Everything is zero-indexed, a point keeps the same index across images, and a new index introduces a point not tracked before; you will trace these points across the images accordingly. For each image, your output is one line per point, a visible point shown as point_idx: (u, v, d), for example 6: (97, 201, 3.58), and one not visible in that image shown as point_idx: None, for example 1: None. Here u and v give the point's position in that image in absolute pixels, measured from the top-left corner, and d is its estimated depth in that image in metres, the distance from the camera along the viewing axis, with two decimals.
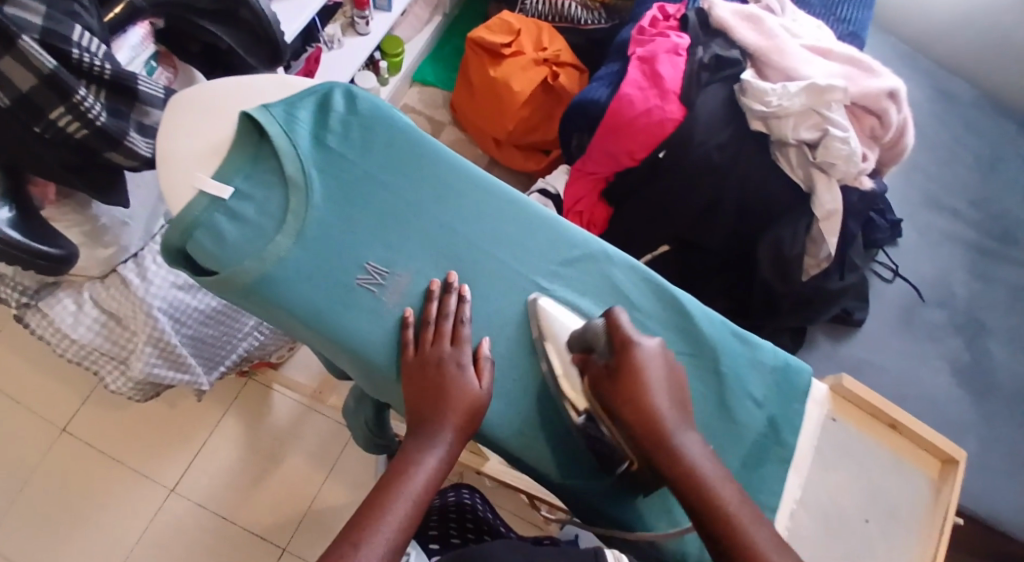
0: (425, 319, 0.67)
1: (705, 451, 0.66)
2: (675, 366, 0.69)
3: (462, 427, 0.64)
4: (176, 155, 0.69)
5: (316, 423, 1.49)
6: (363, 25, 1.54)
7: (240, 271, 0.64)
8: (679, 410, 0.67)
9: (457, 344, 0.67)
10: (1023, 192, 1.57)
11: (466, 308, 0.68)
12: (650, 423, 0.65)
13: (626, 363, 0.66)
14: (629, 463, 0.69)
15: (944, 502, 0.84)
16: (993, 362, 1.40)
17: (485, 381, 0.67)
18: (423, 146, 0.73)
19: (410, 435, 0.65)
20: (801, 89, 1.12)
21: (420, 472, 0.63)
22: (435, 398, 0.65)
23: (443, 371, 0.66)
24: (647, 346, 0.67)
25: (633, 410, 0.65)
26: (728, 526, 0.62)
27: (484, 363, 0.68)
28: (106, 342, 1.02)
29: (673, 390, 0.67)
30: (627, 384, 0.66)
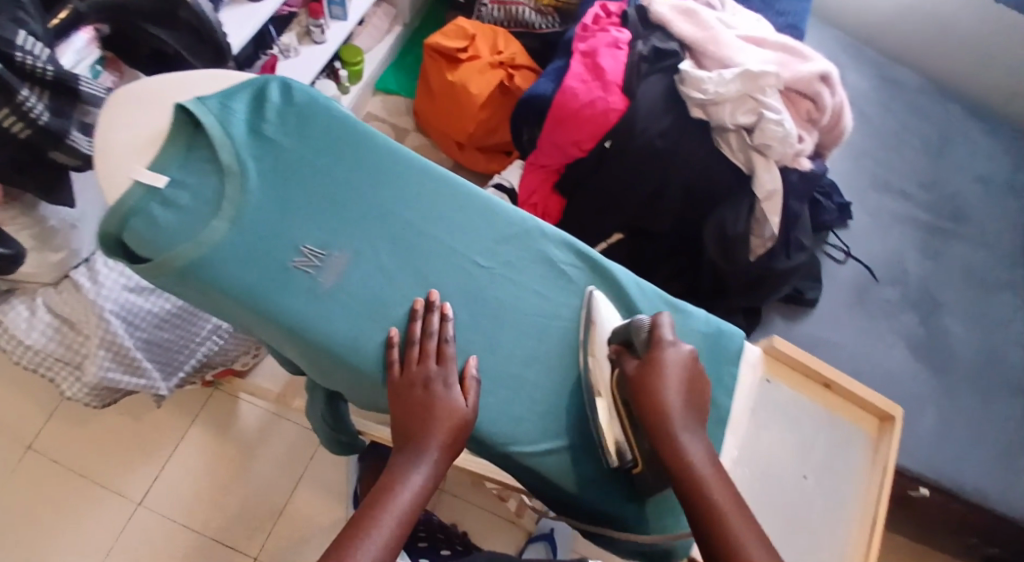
0: (410, 339, 0.71)
1: (708, 457, 0.69)
2: (700, 375, 0.73)
3: (446, 447, 0.67)
4: (112, 149, 0.72)
5: (284, 430, 1.50)
6: (319, 33, 1.58)
7: (175, 255, 0.67)
8: (689, 414, 0.70)
9: (443, 364, 0.71)
10: (970, 172, 1.62)
11: (449, 327, 0.72)
12: (659, 417, 0.69)
13: (653, 357, 0.71)
14: (634, 464, 0.74)
15: (882, 458, 0.92)
16: (948, 336, 1.43)
17: (472, 401, 0.70)
18: (358, 133, 0.77)
19: (400, 454, 0.68)
20: (735, 76, 1.18)
21: (406, 488, 0.66)
22: (421, 416, 0.68)
23: (430, 389, 0.69)
24: (679, 350, 0.72)
25: (647, 401, 0.70)
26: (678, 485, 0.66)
27: (470, 382, 0.71)
28: (60, 347, 1.05)
29: (692, 394, 0.71)
30: (648, 376, 0.70)
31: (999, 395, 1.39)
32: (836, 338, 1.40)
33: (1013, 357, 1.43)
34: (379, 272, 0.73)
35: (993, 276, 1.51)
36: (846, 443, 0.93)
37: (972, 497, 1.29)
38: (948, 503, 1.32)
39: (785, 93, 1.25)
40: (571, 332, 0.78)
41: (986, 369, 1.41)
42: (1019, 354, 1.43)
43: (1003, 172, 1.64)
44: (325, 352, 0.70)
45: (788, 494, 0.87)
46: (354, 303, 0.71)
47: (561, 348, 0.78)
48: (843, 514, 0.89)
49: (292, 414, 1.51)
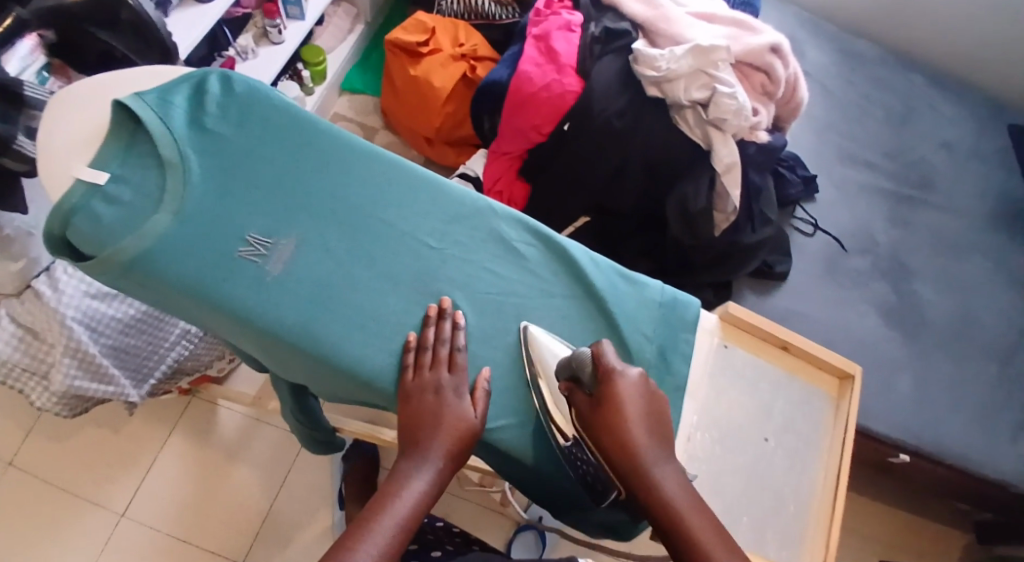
0: (423, 344, 0.74)
1: (681, 481, 0.69)
2: (655, 398, 0.73)
3: (451, 454, 0.70)
4: (54, 149, 0.76)
5: (265, 434, 1.44)
6: (276, 34, 1.58)
7: (118, 250, 0.70)
8: (656, 440, 0.71)
9: (454, 371, 0.73)
10: (933, 139, 1.63)
11: (461, 336, 0.75)
12: (629, 454, 0.69)
13: (607, 392, 0.71)
14: (617, 492, 0.74)
15: (843, 413, 0.99)
16: (921, 300, 1.44)
17: (480, 408, 0.73)
18: (300, 121, 0.80)
19: (405, 457, 0.71)
20: (686, 52, 1.19)
21: (411, 489, 0.68)
22: (430, 422, 0.71)
23: (439, 396, 0.72)
24: (630, 377, 0.72)
25: (610, 438, 0.70)
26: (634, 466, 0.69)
27: (479, 390, 0.74)
28: (25, 356, 1.05)
29: (651, 420, 0.72)
30: (606, 413, 0.71)
31: (973, 358, 1.40)
32: (811, 308, 1.39)
33: (986, 320, 1.44)
34: (326, 257, 0.75)
35: (962, 241, 1.52)
36: (808, 401, 0.99)
37: (950, 459, 1.30)
38: (929, 469, 1.33)
39: (737, 67, 1.26)
40: (522, 306, 0.79)
41: (959, 333, 1.41)
42: (991, 316, 1.45)
43: (966, 139, 1.66)
44: (274, 338, 0.72)
45: (753, 455, 0.94)
46: (301, 288, 0.73)
47: (514, 325, 0.78)
48: (809, 469, 0.97)
49: (273, 417, 1.45)
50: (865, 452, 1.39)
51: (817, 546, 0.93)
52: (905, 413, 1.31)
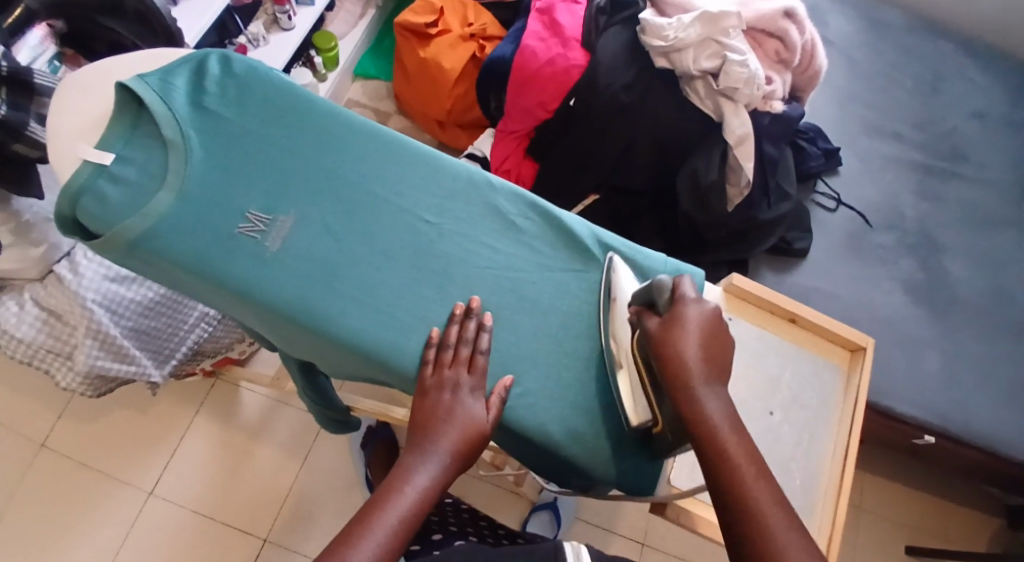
0: (445, 342, 0.74)
1: (726, 414, 0.71)
2: (723, 333, 0.74)
3: (457, 452, 0.72)
4: (63, 132, 0.78)
5: (287, 416, 1.47)
6: (286, 20, 1.59)
7: (122, 229, 0.72)
8: (711, 371, 0.72)
9: (472, 372, 0.74)
10: (963, 108, 1.60)
11: (485, 338, 0.75)
12: (679, 374, 0.71)
13: (676, 315, 0.73)
14: (652, 425, 0.76)
15: (854, 383, 0.99)
16: (949, 276, 1.41)
17: (495, 412, 0.73)
18: (297, 99, 0.81)
19: (411, 450, 0.73)
20: (694, 20, 1.18)
21: (415, 482, 0.71)
22: (443, 419, 0.73)
23: (456, 395, 0.73)
24: (702, 309, 0.74)
25: (667, 355, 0.72)
26: (678, 386, 0.71)
27: (496, 391, 0.74)
28: (49, 339, 1.09)
29: (713, 352, 0.73)
30: (669, 334, 0.73)
31: (1004, 335, 1.36)
32: (832, 285, 1.37)
33: (1019, 294, 1.41)
34: (325, 232, 0.76)
35: (992, 214, 1.49)
36: (817, 375, 1.00)
37: (977, 440, 1.28)
38: (956, 450, 1.31)
39: (749, 34, 1.25)
40: (522, 281, 0.80)
41: (989, 310, 1.38)
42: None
43: (998, 107, 1.61)
44: (274, 312, 0.73)
45: (759, 427, 0.95)
46: (300, 264, 0.75)
47: (513, 298, 0.79)
48: (819, 443, 0.97)
49: (293, 399, 1.47)
50: (889, 433, 1.37)
51: (823, 522, 0.93)
52: (928, 392, 1.30)
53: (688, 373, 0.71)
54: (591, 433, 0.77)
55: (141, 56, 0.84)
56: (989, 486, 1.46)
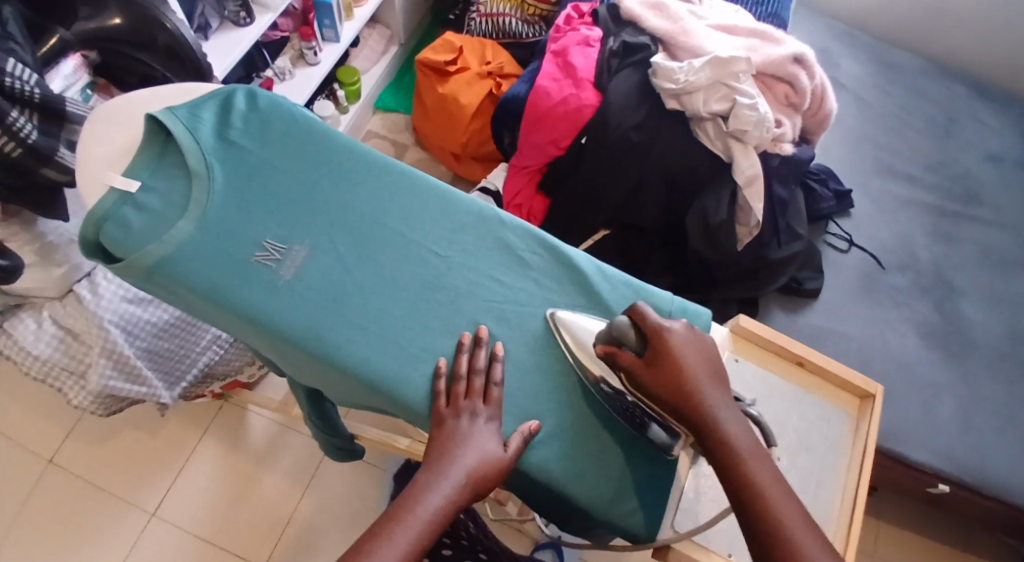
0: (457, 373, 0.76)
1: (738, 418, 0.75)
2: (705, 343, 0.78)
3: (474, 478, 0.72)
4: (93, 160, 0.82)
5: (293, 442, 1.48)
6: (312, 56, 1.65)
7: (142, 254, 0.75)
8: (714, 380, 0.76)
9: (487, 403, 0.76)
10: (977, 152, 1.61)
11: (498, 368, 0.77)
12: (684, 389, 0.74)
13: (661, 347, 0.75)
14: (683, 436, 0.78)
15: (865, 430, 0.99)
16: (965, 319, 1.41)
17: (513, 447, 0.74)
18: (317, 133, 0.84)
19: (426, 470, 0.73)
20: (704, 64, 1.21)
21: (430, 501, 0.71)
22: (459, 443, 0.73)
23: (473, 422, 0.74)
24: (677, 331, 0.77)
25: (672, 386, 0.74)
26: (686, 396, 0.74)
27: (516, 435, 0.75)
28: (65, 356, 1.11)
29: (707, 360, 0.76)
30: (663, 364, 0.75)
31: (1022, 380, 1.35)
32: (844, 326, 1.37)
33: None
34: (337, 263, 0.79)
35: (1010, 258, 1.49)
36: (825, 420, 1.00)
37: (992, 489, 1.26)
38: (974, 499, 1.29)
39: (760, 78, 1.28)
40: (527, 315, 0.82)
41: (1008, 355, 1.38)
42: None
43: (1013, 151, 1.63)
44: (284, 339, 0.75)
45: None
46: (312, 294, 0.77)
47: (518, 332, 0.81)
48: (826, 490, 0.97)
49: (300, 424, 1.48)
50: (905, 480, 1.36)
51: None
52: (942, 439, 1.29)
53: (693, 380, 0.75)
54: (591, 472, 0.77)
55: (170, 89, 0.88)
56: (1010, 536, 1.43)
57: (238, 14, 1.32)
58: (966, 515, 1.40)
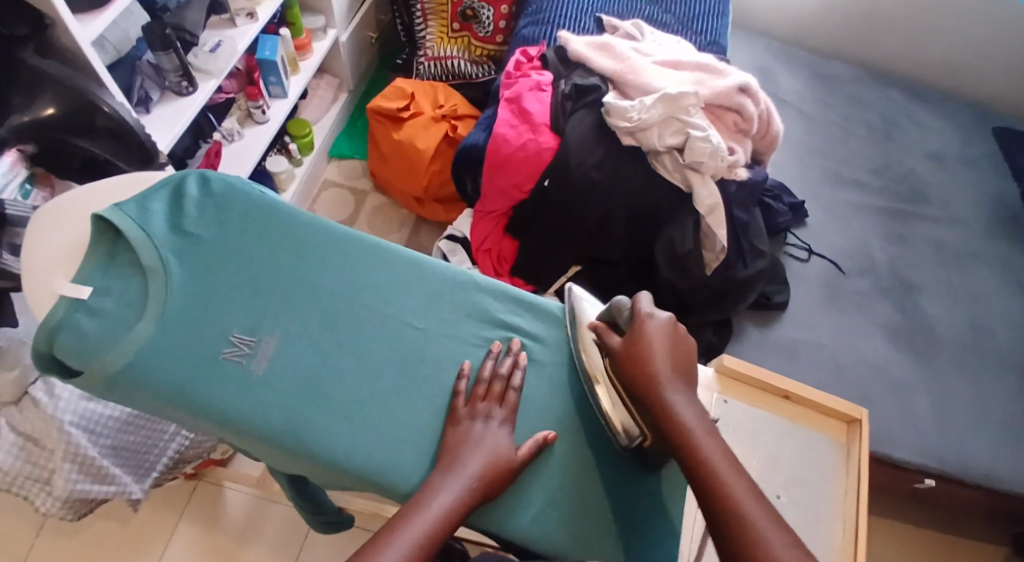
0: (480, 376, 0.79)
1: (699, 416, 0.76)
2: (682, 337, 0.81)
3: (485, 475, 0.73)
4: (39, 267, 0.80)
5: (273, 514, 1.42)
6: (260, 114, 1.62)
7: (102, 365, 0.72)
8: (679, 376, 0.78)
9: (503, 406, 0.78)
10: (920, 151, 1.64)
11: (518, 375, 0.80)
12: (642, 372, 0.78)
13: (636, 331, 0.80)
14: (643, 439, 0.80)
15: (855, 455, 1.02)
16: (927, 315, 1.42)
17: (523, 451, 0.76)
18: (278, 212, 0.83)
19: (441, 471, 0.73)
20: (656, 100, 1.22)
21: (442, 500, 0.70)
22: (474, 444, 0.74)
23: (487, 425, 0.76)
24: (656, 321, 0.80)
25: (635, 368, 0.78)
26: (641, 377, 0.78)
27: (530, 441, 0.77)
28: (26, 464, 1.06)
29: (678, 353, 0.79)
30: (632, 344, 0.79)
31: (989, 369, 1.37)
32: (813, 336, 1.37)
33: (999, 329, 1.41)
34: (310, 349, 0.77)
35: (963, 251, 1.50)
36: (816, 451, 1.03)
37: (977, 481, 1.26)
38: (959, 490, 1.30)
39: (708, 109, 1.29)
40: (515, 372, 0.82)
41: (971, 347, 1.39)
42: (1004, 326, 1.42)
43: (953, 147, 1.66)
44: (261, 440, 0.73)
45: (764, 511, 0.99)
46: (285, 385, 0.75)
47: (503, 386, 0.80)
48: (826, 523, 1.00)
49: (280, 495, 1.43)
50: (891, 479, 1.37)
51: None
52: (922, 437, 1.29)
53: (649, 361, 0.78)
54: (577, 519, 0.78)
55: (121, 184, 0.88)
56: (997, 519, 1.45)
57: (181, 85, 1.28)
58: (952, 505, 1.42)
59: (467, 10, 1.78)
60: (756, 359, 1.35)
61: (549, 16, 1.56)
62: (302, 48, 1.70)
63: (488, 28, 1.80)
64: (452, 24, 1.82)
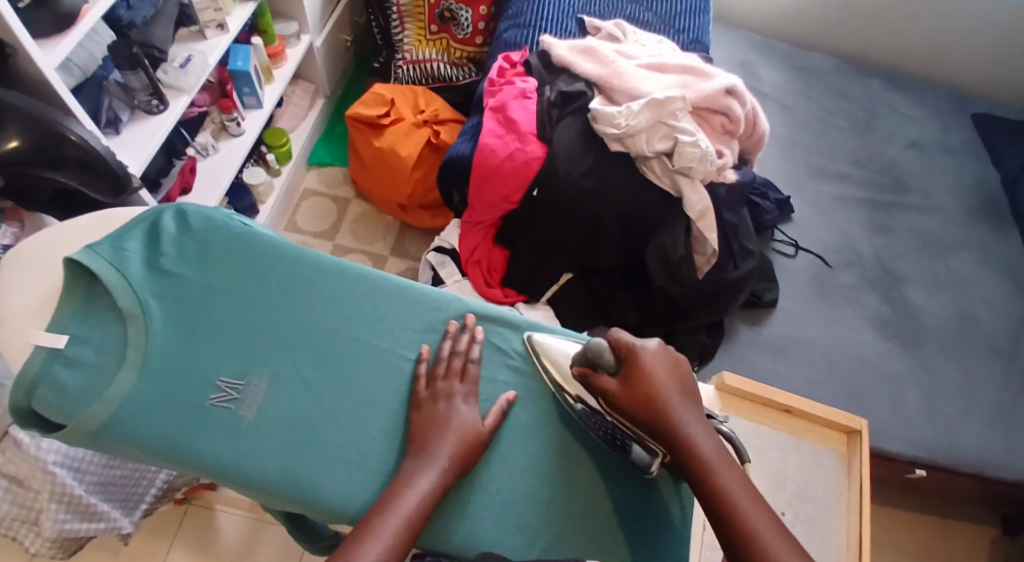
0: (439, 357, 0.82)
1: (709, 433, 0.76)
2: (678, 359, 0.80)
3: (456, 453, 0.76)
4: (10, 318, 0.79)
5: (269, 536, 1.37)
6: (235, 126, 1.57)
7: (85, 418, 0.73)
8: (685, 397, 0.78)
9: (464, 381, 0.82)
10: (902, 141, 1.63)
11: (476, 348, 0.84)
12: (652, 405, 0.76)
13: (633, 367, 0.78)
14: (659, 456, 0.80)
15: (857, 466, 1.11)
16: (914, 306, 1.41)
17: (491, 419, 0.80)
18: (265, 247, 0.84)
19: (414, 458, 0.76)
20: (643, 106, 1.20)
21: (418, 486, 0.73)
22: (442, 426, 0.77)
23: (450, 403, 0.79)
24: (650, 349, 0.79)
25: (641, 402, 0.76)
26: (651, 410, 0.76)
27: (496, 406, 0.82)
28: (12, 506, 1.04)
29: (678, 375, 0.79)
30: (632, 380, 0.78)
31: (975, 357, 1.36)
32: (803, 332, 1.36)
33: (985, 316, 1.41)
34: (303, 390, 0.79)
35: (946, 238, 1.50)
36: (816, 462, 1.13)
37: (969, 470, 1.27)
38: (952, 480, 1.30)
39: (695, 112, 1.27)
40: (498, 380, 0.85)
41: (958, 334, 1.38)
42: (988, 312, 1.41)
43: (934, 135, 1.65)
44: (255, 486, 0.75)
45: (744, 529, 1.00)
46: (276, 430, 0.77)
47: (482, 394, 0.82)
48: (832, 534, 1.10)
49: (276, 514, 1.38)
50: (881, 471, 1.38)
51: None
52: (916, 430, 1.29)
53: (655, 395, 0.76)
54: (569, 521, 0.81)
55: (85, 226, 0.86)
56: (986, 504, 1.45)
57: (151, 103, 1.24)
58: (949, 493, 1.42)
59: (444, 12, 1.74)
60: (748, 359, 1.33)
61: (530, 19, 1.53)
62: (275, 55, 1.65)
63: (467, 30, 1.76)
64: (430, 26, 1.78)
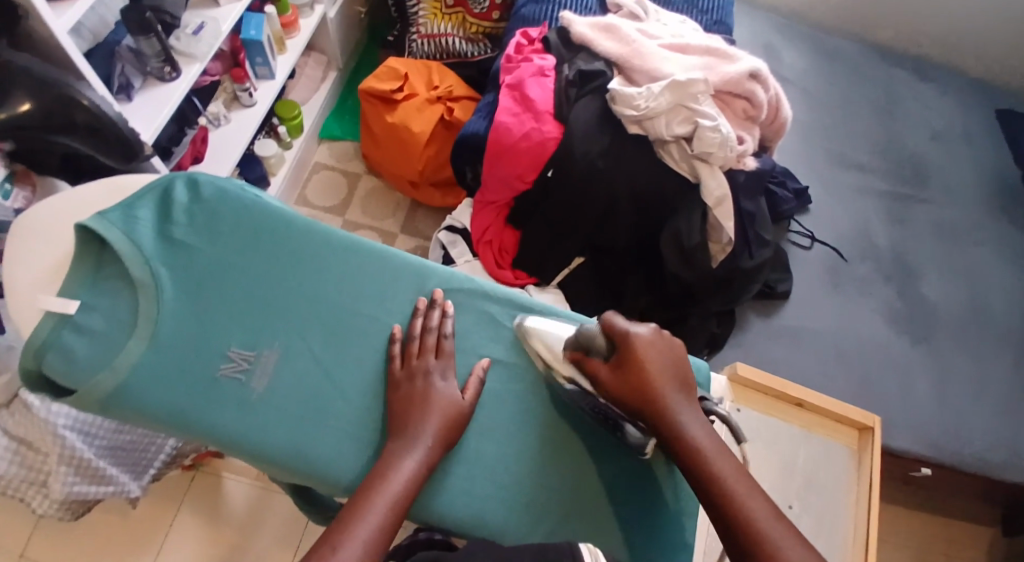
0: (411, 334, 0.80)
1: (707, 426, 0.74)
2: (674, 346, 0.78)
3: (439, 433, 0.75)
4: (20, 286, 0.79)
5: (276, 505, 1.37)
6: (247, 96, 1.56)
7: (95, 385, 0.73)
8: (681, 389, 0.76)
9: (439, 356, 0.80)
10: (924, 131, 1.60)
11: (447, 323, 0.82)
12: (648, 398, 0.74)
13: (626, 355, 0.76)
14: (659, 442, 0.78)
15: (868, 462, 1.11)
16: (928, 300, 1.39)
17: (471, 391, 0.79)
18: (275, 219, 0.82)
19: (396, 439, 0.74)
20: (663, 88, 1.17)
21: (403, 469, 0.72)
22: (420, 405, 0.76)
23: (427, 381, 0.77)
24: (643, 336, 0.77)
25: (637, 392, 0.75)
26: (647, 402, 0.74)
27: (473, 380, 0.80)
28: (21, 468, 1.05)
29: (674, 365, 0.76)
30: (626, 370, 0.75)
31: (988, 353, 1.35)
32: (815, 323, 1.34)
33: (1000, 312, 1.39)
34: (313, 365, 0.78)
35: (963, 232, 1.48)
36: (827, 456, 1.12)
37: (975, 467, 1.26)
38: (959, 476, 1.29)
39: (717, 95, 1.24)
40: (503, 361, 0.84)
41: (971, 329, 1.36)
42: (1003, 308, 1.39)
43: (956, 125, 1.62)
44: (262, 459, 0.75)
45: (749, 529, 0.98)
46: (285, 404, 0.76)
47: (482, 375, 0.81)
48: (840, 527, 1.10)
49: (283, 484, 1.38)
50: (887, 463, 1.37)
51: None
52: (925, 425, 1.27)
53: (651, 387, 0.74)
54: (570, 508, 0.80)
55: (96, 194, 0.85)
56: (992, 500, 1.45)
57: (163, 69, 1.22)
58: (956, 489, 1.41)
59: None
60: (757, 348, 1.31)
61: None
62: (286, 25, 1.63)
63: (484, 4, 1.73)
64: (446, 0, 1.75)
